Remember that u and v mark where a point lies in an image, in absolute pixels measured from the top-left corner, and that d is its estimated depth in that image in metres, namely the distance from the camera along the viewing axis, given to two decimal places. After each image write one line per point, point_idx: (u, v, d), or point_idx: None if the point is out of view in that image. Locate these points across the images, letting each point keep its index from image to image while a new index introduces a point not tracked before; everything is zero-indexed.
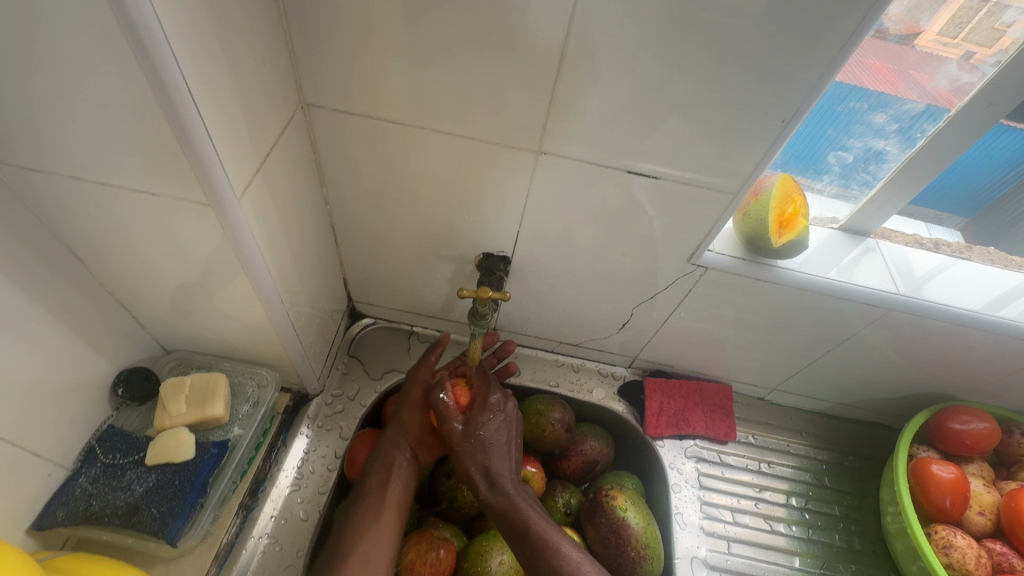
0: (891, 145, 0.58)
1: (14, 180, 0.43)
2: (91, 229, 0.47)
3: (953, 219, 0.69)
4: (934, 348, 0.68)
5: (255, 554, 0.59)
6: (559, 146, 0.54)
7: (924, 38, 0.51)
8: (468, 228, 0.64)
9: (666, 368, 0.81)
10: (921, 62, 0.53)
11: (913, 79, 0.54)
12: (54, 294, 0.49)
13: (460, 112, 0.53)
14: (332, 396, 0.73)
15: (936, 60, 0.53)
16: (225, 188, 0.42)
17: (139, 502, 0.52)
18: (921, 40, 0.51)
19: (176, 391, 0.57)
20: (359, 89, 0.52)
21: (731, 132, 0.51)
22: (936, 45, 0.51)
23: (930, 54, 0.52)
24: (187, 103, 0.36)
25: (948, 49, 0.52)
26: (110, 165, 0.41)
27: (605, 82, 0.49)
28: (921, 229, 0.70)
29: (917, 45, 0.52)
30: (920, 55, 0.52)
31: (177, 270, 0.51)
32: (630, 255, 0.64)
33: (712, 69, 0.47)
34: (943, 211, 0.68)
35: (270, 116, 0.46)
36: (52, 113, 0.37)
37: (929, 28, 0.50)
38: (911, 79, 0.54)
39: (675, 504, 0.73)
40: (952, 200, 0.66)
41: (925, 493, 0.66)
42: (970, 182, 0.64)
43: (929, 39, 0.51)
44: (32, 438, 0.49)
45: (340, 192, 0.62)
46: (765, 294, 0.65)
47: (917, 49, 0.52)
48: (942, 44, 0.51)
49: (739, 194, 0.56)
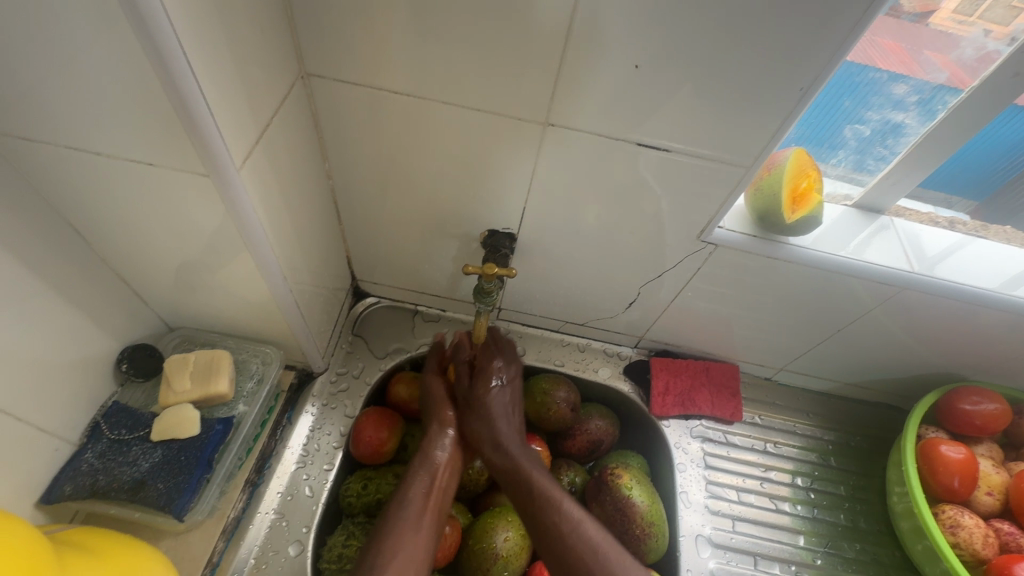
0: (909, 118, 0.56)
1: (8, 151, 0.42)
2: (89, 202, 0.46)
3: (962, 202, 0.67)
4: (947, 327, 0.67)
5: (262, 529, 0.60)
6: (567, 118, 0.52)
7: (938, 17, 0.50)
8: (472, 204, 0.63)
9: (672, 347, 0.80)
10: (935, 42, 0.51)
11: (927, 58, 0.52)
12: (56, 269, 0.48)
13: (464, 82, 0.51)
14: (336, 374, 0.72)
15: (948, 39, 0.51)
16: (224, 158, 0.40)
17: (145, 478, 0.52)
18: (935, 19, 0.50)
19: (180, 367, 0.56)
20: (360, 58, 0.50)
21: (746, 103, 0.49)
22: (951, 23, 0.50)
23: (943, 34, 0.51)
24: (182, 67, 0.35)
25: (962, 28, 0.50)
26: (106, 135, 0.40)
27: (617, 51, 0.47)
28: (931, 209, 0.68)
29: (931, 24, 0.50)
30: (933, 34, 0.51)
31: (178, 244, 0.50)
32: (638, 233, 0.63)
33: (729, 35, 0.44)
34: (954, 194, 0.66)
35: (269, 86, 0.45)
36: (42, 79, 0.36)
37: (944, 5, 0.49)
38: (923, 57, 0.52)
39: (680, 483, 0.73)
40: (962, 181, 0.64)
41: (934, 474, 0.65)
42: (976, 168, 0.62)
43: (943, 17, 0.50)
44: (36, 413, 0.49)
45: (342, 167, 0.61)
46: (776, 272, 0.64)
47: (930, 28, 0.50)
48: (956, 22, 0.50)
49: (753, 167, 0.54)
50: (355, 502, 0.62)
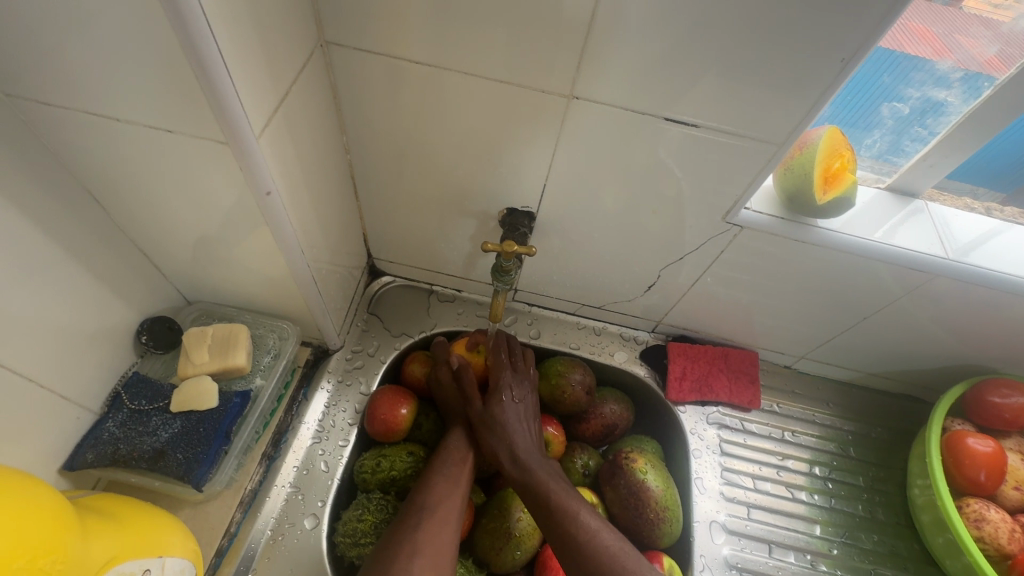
0: (952, 96, 0.53)
1: (28, 116, 0.41)
2: (109, 171, 0.46)
3: (989, 194, 0.64)
4: (978, 318, 0.65)
5: (278, 501, 0.60)
6: (593, 92, 0.50)
7: (972, 0, 0.47)
8: (491, 182, 0.61)
9: (690, 333, 0.79)
10: (968, 24, 0.49)
11: (958, 42, 0.50)
12: (77, 238, 0.48)
13: (486, 52, 0.49)
14: (352, 352, 0.72)
15: (985, 22, 0.49)
16: (244, 127, 0.40)
17: (164, 447, 0.52)
18: (969, 3, 0.47)
19: (198, 340, 0.57)
20: (380, 26, 0.49)
21: (784, 77, 0.46)
22: (986, 7, 0.47)
23: (978, 17, 0.48)
24: (202, 29, 0.34)
25: (999, 11, 0.48)
26: (125, 100, 0.39)
27: (648, 20, 0.44)
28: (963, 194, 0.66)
29: (964, 7, 0.47)
30: (967, 18, 0.48)
31: (195, 216, 0.49)
32: (660, 214, 0.61)
33: (767, 1, 0.42)
34: (979, 185, 0.64)
35: (288, 54, 0.43)
36: (60, 40, 0.35)
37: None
38: (957, 42, 0.50)
39: (695, 469, 0.72)
40: (988, 174, 0.62)
41: (959, 466, 0.64)
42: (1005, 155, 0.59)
43: (977, 1, 0.47)
44: (59, 381, 0.49)
45: (360, 140, 0.60)
46: (802, 257, 0.62)
47: (964, 11, 0.48)
48: (992, 6, 0.47)
49: (785, 146, 0.52)
50: (369, 478, 0.62)
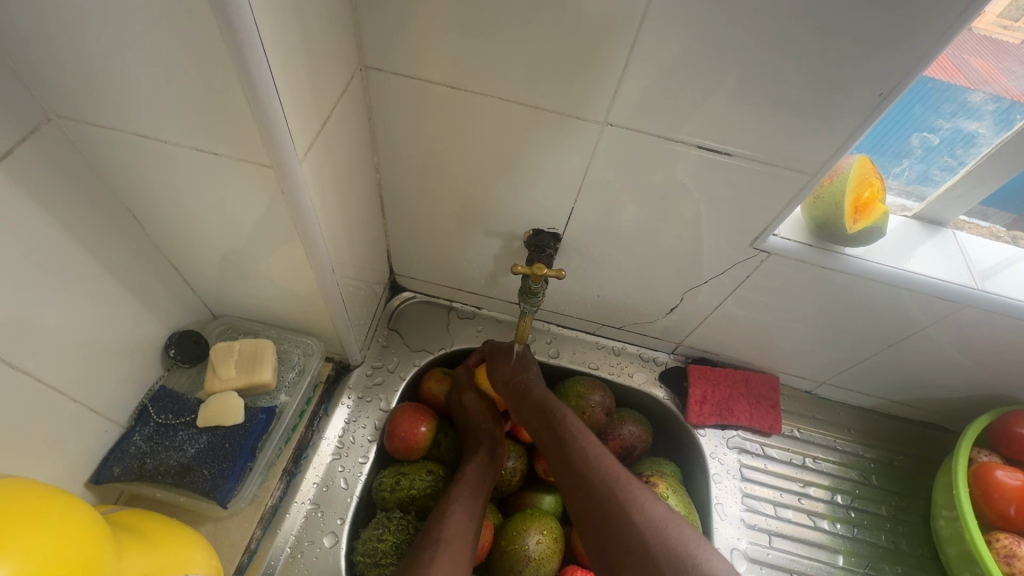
0: (983, 127, 0.54)
1: (76, 135, 0.42)
2: (149, 189, 0.47)
3: (1000, 215, 0.64)
4: (1005, 348, 0.64)
5: (298, 519, 0.60)
6: (626, 118, 0.51)
7: (983, 21, 0.48)
8: (518, 203, 0.62)
9: (710, 355, 0.78)
10: (978, 47, 0.50)
11: (971, 65, 0.51)
12: (113, 254, 0.49)
13: (521, 80, 0.50)
14: (372, 367, 0.73)
15: (994, 44, 0.50)
16: (288, 150, 0.40)
17: (190, 463, 0.52)
18: (980, 24, 0.48)
19: (225, 355, 0.57)
20: (419, 52, 0.50)
21: (819, 106, 0.47)
22: (995, 28, 0.48)
23: (987, 38, 0.49)
24: (259, 58, 0.34)
25: (1008, 33, 0.49)
26: (173, 123, 0.40)
27: (686, 50, 0.45)
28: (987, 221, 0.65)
29: (975, 29, 0.48)
30: (977, 39, 0.49)
31: (230, 234, 0.50)
32: (686, 238, 0.62)
33: (805, 38, 0.43)
34: (991, 208, 0.63)
35: (331, 78, 0.44)
36: (116, 65, 0.36)
37: (991, 11, 0.47)
38: (969, 67, 0.51)
39: (715, 495, 0.71)
40: (999, 198, 0.61)
41: (988, 500, 0.63)
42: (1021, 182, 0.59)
43: (988, 21, 0.48)
44: (90, 395, 0.50)
45: (390, 160, 0.60)
46: (828, 284, 0.62)
47: (974, 33, 0.49)
48: (1001, 28, 0.48)
49: (817, 175, 0.52)
50: (389, 496, 0.62)
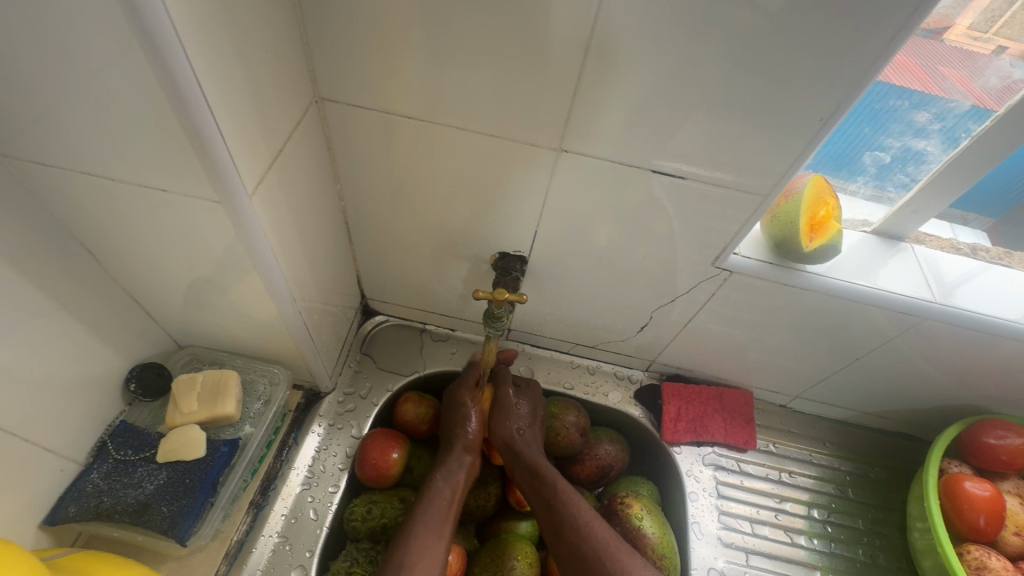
0: (931, 146, 0.55)
1: (26, 174, 0.42)
2: (103, 225, 0.46)
3: (979, 220, 0.65)
4: (968, 358, 0.65)
5: (265, 553, 0.59)
6: (583, 143, 0.52)
7: (954, 32, 0.48)
8: (483, 227, 0.62)
9: (684, 371, 0.79)
10: (950, 58, 0.50)
11: (944, 75, 0.50)
12: (69, 290, 0.48)
13: (476, 108, 0.51)
14: (344, 394, 0.72)
15: (967, 57, 0.50)
16: (237, 186, 0.40)
17: (149, 500, 0.51)
18: (952, 35, 0.48)
19: (187, 388, 0.56)
20: (375, 83, 0.51)
21: (766, 130, 0.48)
22: (966, 40, 0.48)
23: (960, 50, 0.49)
24: (197, 98, 0.34)
25: (979, 45, 0.49)
26: (122, 161, 0.40)
27: (634, 77, 0.46)
28: (950, 232, 0.67)
29: (946, 40, 0.48)
30: (950, 50, 0.49)
31: (188, 266, 0.50)
32: (650, 258, 0.62)
33: (743, 65, 0.44)
34: (970, 211, 0.64)
35: (285, 111, 0.45)
36: (61, 106, 0.36)
37: (959, 22, 0.47)
38: (944, 79, 0.51)
39: (692, 513, 0.71)
40: (978, 200, 0.62)
41: (958, 510, 0.63)
42: (998, 180, 0.59)
43: (959, 33, 0.48)
44: (44, 434, 0.49)
45: (355, 187, 0.61)
46: (792, 299, 0.63)
47: (946, 44, 0.49)
48: (972, 39, 0.48)
49: (771, 195, 0.53)
50: (359, 526, 0.61)
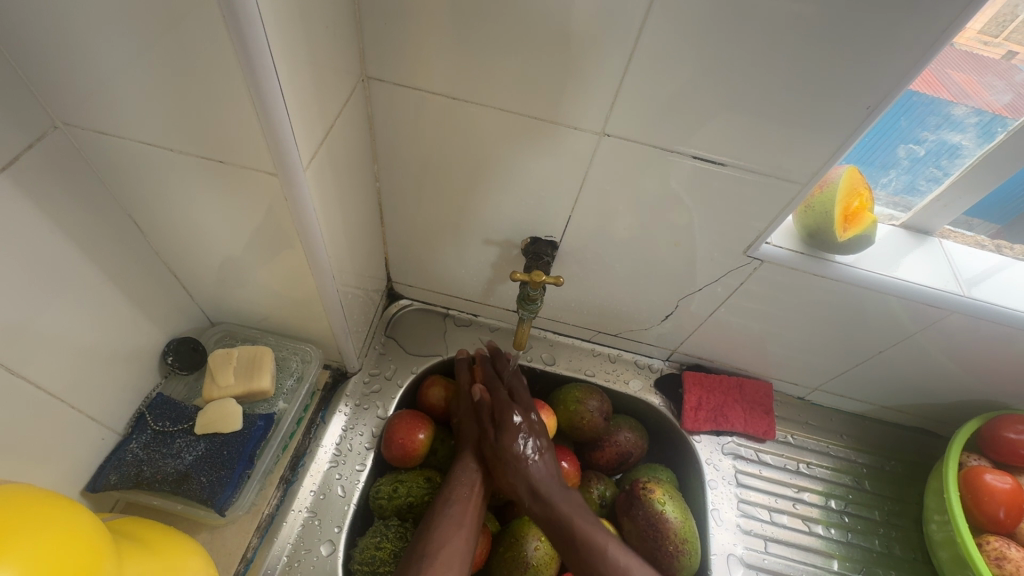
0: (967, 139, 0.56)
1: (83, 142, 0.43)
2: (152, 197, 0.47)
3: (983, 225, 0.65)
4: (991, 354, 0.66)
5: (295, 527, 0.60)
6: (623, 129, 0.52)
7: (964, 37, 0.49)
8: (515, 212, 0.63)
9: (705, 362, 0.79)
10: (959, 62, 0.51)
11: (952, 79, 0.52)
12: (114, 261, 0.49)
13: (518, 92, 0.51)
14: (369, 375, 0.73)
15: (973, 58, 0.51)
16: (295, 160, 0.41)
17: (188, 470, 0.52)
18: (962, 40, 0.49)
19: (224, 362, 0.57)
20: (419, 65, 0.51)
21: (810, 120, 0.48)
22: (976, 44, 0.50)
23: (969, 53, 0.51)
24: (267, 69, 0.35)
25: (987, 48, 0.50)
26: (179, 132, 0.40)
27: (683, 62, 0.46)
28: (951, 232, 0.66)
29: (956, 44, 0.49)
30: (959, 53, 0.51)
31: (230, 241, 0.50)
32: (681, 246, 0.63)
33: (793, 54, 0.44)
34: (975, 217, 0.65)
35: (334, 89, 0.45)
36: (126, 74, 0.37)
37: (971, 28, 0.48)
38: (952, 81, 0.52)
39: (711, 500, 0.72)
40: (984, 207, 0.63)
41: (978, 502, 0.64)
42: (1007, 190, 0.60)
43: (969, 37, 0.49)
44: (87, 402, 0.49)
45: (391, 169, 0.61)
46: (820, 291, 0.63)
47: (956, 47, 0.50)
48: (981, 43, 0.50)
49: (807, 186, 0.53)
50: (386, 504, 0.62)
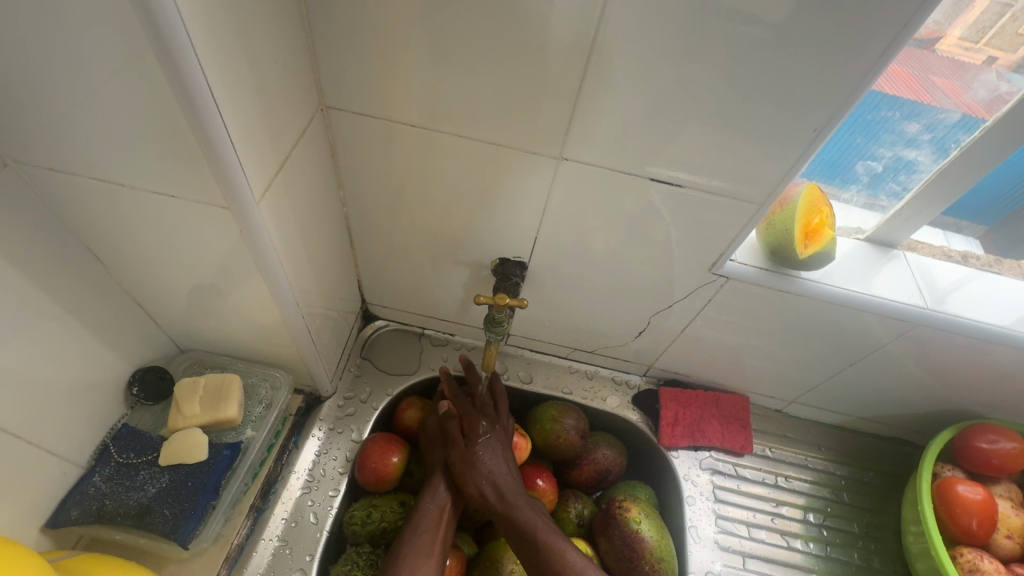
0: (922, 155, 0.57)
1: (37, 180, 0.43)
2: (110, 231, 0.47)
3: (972, 227, 0.67)
4: (959, 365, 0.66)
5: (265, 556, 0.59)
6: (583, 151, 0.53)
7: (945, 43, 0.50)
8: (484, 233, 0.63)
9: (681, 376, 0.80)
10: (942, 68, 0.52)
11: (936, 84, 0.52)
12: (74, 294, 0.49)
13: (476, 118, 0.52)
14: (344, 398, 0.72)
15: (958, 66, 0.52)
16: (244, 193, 0.41)
17: (151, 503, 0.52)
18: (942, 45, 0.50)
19: (190, 392, 0.57)
20: (378, 93, 0.52)
21: (761, 140, 0.49)
22: (958, 49, 0.50)
23: (952, 60, 0.51)
24: (209, 105, 0.35)
25: (969, 54, 0.51)
26: (131, 168, 0.41)
27: (637, 84, 0.47)
28: (943, 240, 0.68)
29: (938, 50, 0.50)
30: (942, 61, 0.51)
31: (192, 271, 0.50)
32: (649, 264, 0.63)
33: (737, 79, 0.45)
34: (962, 219, 0.67)
35: (290, 118, 0.46)
36: (74, 112, 0.37)
37: (950, 32, 0.49)
38: (935, 86, 0.52)
39: (689, 517, 0.72)
40: (973, 208, 0.65)
41: (951, 515, 0.64)
42: (987, 193, 0.63)
43: (950, 43, 0.50)
44: (48, 437, 0.49)
45: (358, 194, 0.62)
46: (787, 305, 0.64)
47: (938, 54, 0.51)
48: (963, 49, 0.50)
49: (766, 204, 0.54)
50: (359, 530, 0.61)
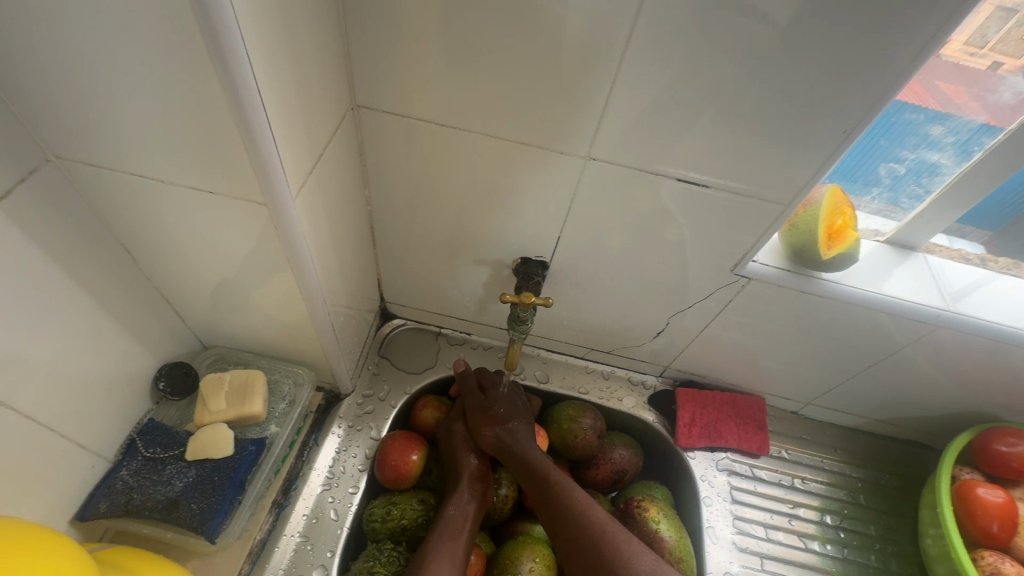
0: (945, 158, 0.57)
1: (76, 175, 0.43)
2: (143, 227, 0.48)
3: (977, 232, 0.66)
4: (979, 367, 0.66)
5: (287, 552, 0.59)
6: (609, 151, 0.53)
7: (950, 48, 0.49)
8: (506, 232, 0.64)
9: (697, 377, 0.80)
10: (947, 74, 0.51)
11: (943, 90, 0.52)
12: (105, 288, 0.49)
13: (505, 118, 0.52)
14: (363, 396, 0.73)
15: (964, 71, 0.51)
16: (281, 189, 0.42)
17: (178, 497, 0.52)
18: (948, 50, 0.49)
19: (215, 387, 0.57)
20: (408, 92, 0.52)
21: (789, 142, 0.49)
22: (963, 55, 0.50)
23: (956, 65, 0.51)
24: (254, 101, 0.36)
25: (975, 59, 0.50)
26: (170, 164, 0.41)
27: (666, 86, 0.47)
28: (947, 241, 0.68)
29: (943, 55, 0.50)
30: (946, 66, 0.51)
31: (222, 268, 0.51)
32: (670, 265, 0.64)
33: (768, 80, 0.46)
34: (967, 224, 0.66)
35: (324, 116, 0.46)
36: (117, 108, 0.38)
37: (956, 37, 0.48)
38: (942, 93, 0.52)
39: (706, 518, 0.72)
40: (977, 214, 0.64)
41: (971, 517, 0.64)
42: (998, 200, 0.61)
43: (955, 48, 0.49)
44: (79, 430, 0.50)
45: (382, 192, 0.62)
46: (808, 307, 0.64)
47: (943, 59, 0.50)
48: (968, 54, 0.50)
49: (790, 205, 0.55)
50: (379, 527, 0.61)
